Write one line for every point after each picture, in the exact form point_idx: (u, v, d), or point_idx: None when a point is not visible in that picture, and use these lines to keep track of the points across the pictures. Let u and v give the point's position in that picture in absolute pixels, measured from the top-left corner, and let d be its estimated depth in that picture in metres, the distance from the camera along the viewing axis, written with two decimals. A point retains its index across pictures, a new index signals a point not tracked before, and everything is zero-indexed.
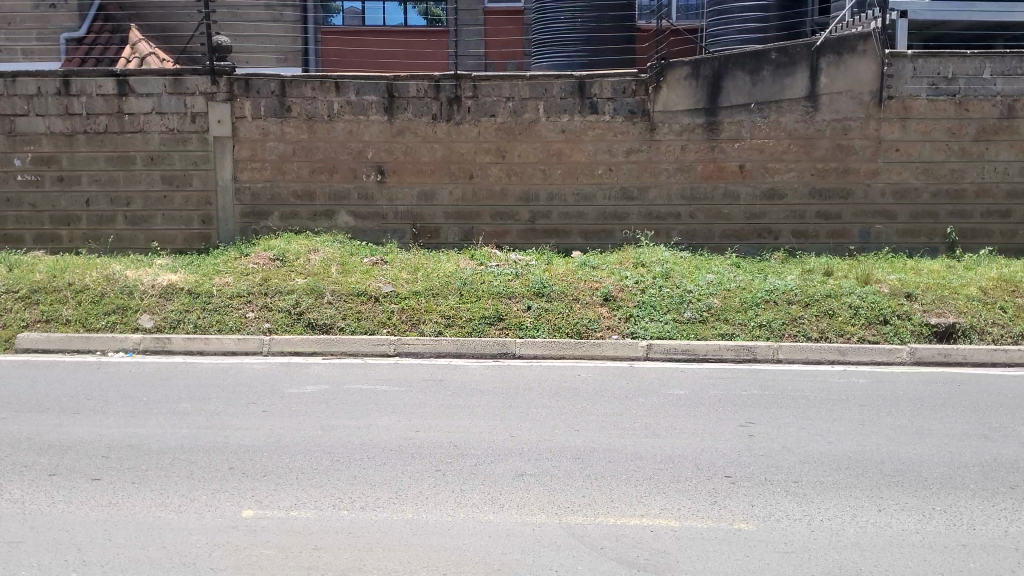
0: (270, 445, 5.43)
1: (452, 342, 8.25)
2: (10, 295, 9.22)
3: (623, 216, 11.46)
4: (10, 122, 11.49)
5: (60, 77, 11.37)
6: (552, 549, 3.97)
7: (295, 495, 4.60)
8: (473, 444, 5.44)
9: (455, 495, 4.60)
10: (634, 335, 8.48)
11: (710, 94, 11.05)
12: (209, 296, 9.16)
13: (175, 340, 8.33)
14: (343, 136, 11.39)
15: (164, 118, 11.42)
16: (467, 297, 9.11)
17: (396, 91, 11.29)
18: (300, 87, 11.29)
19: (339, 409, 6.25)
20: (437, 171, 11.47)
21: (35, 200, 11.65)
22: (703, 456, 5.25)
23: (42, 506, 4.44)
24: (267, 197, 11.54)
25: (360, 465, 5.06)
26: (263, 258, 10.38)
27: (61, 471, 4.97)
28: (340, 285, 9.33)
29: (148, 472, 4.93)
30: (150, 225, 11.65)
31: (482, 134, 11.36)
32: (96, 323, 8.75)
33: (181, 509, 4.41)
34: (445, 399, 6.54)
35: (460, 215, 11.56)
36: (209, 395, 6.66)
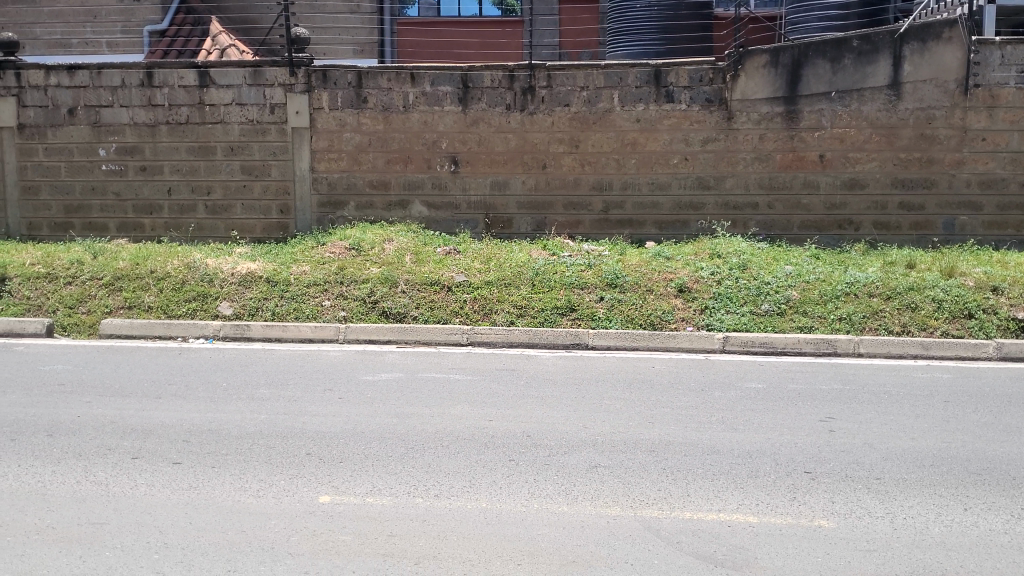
0: (345, 431, 5.50)
1: (525, 332, 8.24)
2: (95, 282, 9.46)
3: (699, 207, 11.32)
4: (95, 112, 11.77)
5: (143, 69, 11.62)
6: (627, 543, 3.93)
7: (371, 482, 4.63)
8: (546, 434, 5.42)
9: (527, 485, 4.59)
10: (710, 326, 8.39)
11: (789, 83, 10.84)
12: (286, 285, 9.29)
13: (254, 327, 8.45)
14: (417, 126, 11.45)
15: (244, 109, 11.59)
16: (539, 288, 9.08)
17: (471, 81, 11.29)
18: (376, 78, 11.38)
19: (413, 397, 6.29)
20: (511, 161, 11.46)
21: (119, 189, 11.94)
22: (782, 451, 5.16)
23: (126, 489, 4.54)
24: (343, 187, 11.67)
25: (434, 453, 5.08)
26: (339, 247, 10.47)
27: (143, 454, 5.08)
28: (414, 275, 9.37)
29: (226, 457, 5.02)
30: (230, 214, 11.85)
31: (557, 124, 11.32)
32: (177, 309, 8.94)
33: (260, 494, 4.48)
34: (519, 389, 6.54)
35: (533, 205, 11.55)
36: (287, 381, 6.76)
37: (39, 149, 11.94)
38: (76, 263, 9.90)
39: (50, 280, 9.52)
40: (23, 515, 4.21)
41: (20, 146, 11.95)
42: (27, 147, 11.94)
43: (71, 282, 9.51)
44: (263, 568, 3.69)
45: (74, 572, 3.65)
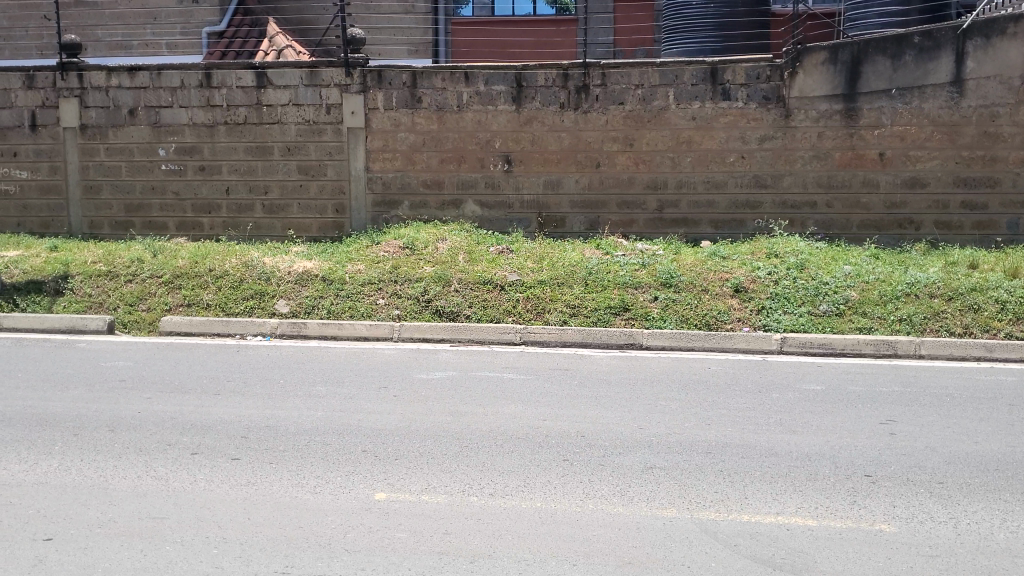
0: (399, 429, 5.52)
1: (578, 332, 8.21)
2: (155, 280, 9.62)
3: (756, 206, 11.20)
4: (155, 113, 11.97)
5: (202, 70, 11.79)
6: (683, 544, 3.90)
7: (426, 479, 4.65)
8: (599, 435, 5.40)
9: (582, 485, 4.57)
10: (766, 326, 8.29)
11: (848, 80, 10.68)
12: (342, 283, 9.37)
13: (310, 324, 8.53)
14: (471, 126, 11.48)
15: (300, 110, 11.70)
16: (593, 287, 9.05)
17: (525, 80, 11.28)
18: (430, 78, 11.42)
19: (467, 396, 6.29)
20: (565, 160, 11.43)
21: (178, 188, 12.12)
22: (841, 453, 5.08)
23: (186, 483, 4.61)
24: (397, 186, 11.74)
25: (488, 452, 5.08)
26: (393, 246, 10.53)
27: (202, 449, 5.14)
28: (467, 274, 9.39)
29: (283, 454, 5.06)
30: (287, 213, 11.98)
31: (611, 123, 11.26)
32: (236, 307, 9.06)
33: (317, 490, 4.52)
34: (572, 389, 6.51)
35: (587, 204, 11.51)
36: (342, 379, 6.82)
37: (101, 149, 12.16)
38: (137, 262, 10.07)
39: (112, 278, 9.70)
40: (86, 508, 4.29)
41: (82, 146, 12.18)
42: (89, 147, 12.17)
43: (131, 279, 9.68)
44: (320, 564, 3.71)
45: (135, 566, 3.70)
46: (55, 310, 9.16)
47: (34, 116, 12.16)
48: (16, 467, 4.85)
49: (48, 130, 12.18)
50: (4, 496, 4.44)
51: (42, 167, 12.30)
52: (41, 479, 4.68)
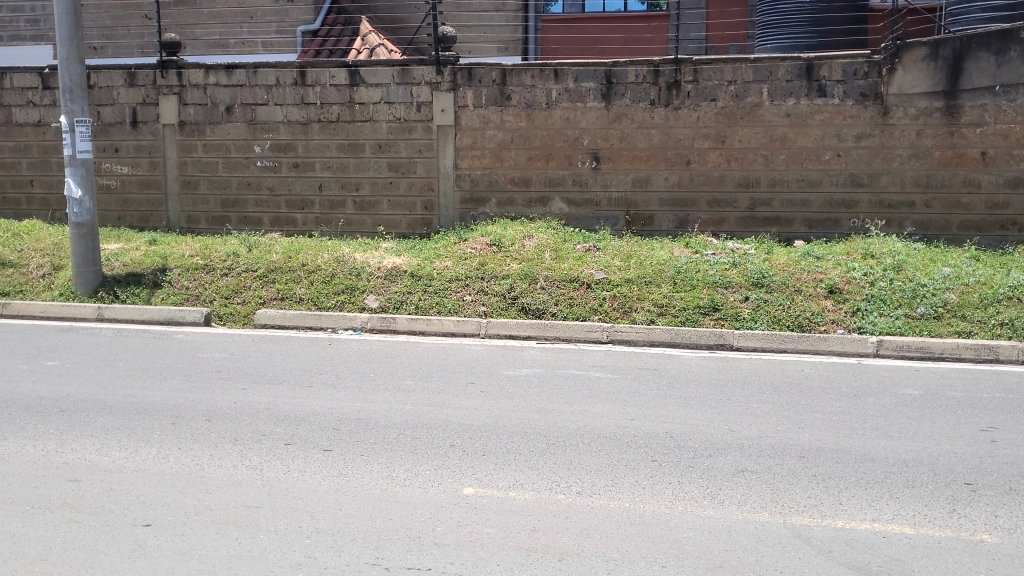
0: (486, 424, 5.55)
1: (666, 331, 8.14)
2: (249, 274, 9.84)
3: (851, 205, 10.97)
4: (251, 111, 12.23)
5: (297, 67, 11.99)
6: (777, 549, 3.83)
7: (514, 475, 4.66)
8: (689, 436, 5.35)
9: (671, 487, 4.52)
10: (861, 329, 8.11)
11: (950, 77, 10.35)
12: (429, 280, 9.44)
13: (399, 319, 8.62)
14: (561, 123, 11.46)
15: (392, 108, 11.82)
16: (681, 286, 8.96)
17: (615, 77, 11.22)
18: (520, 75, 11.43)
19: (554, 394, 6.28)
20: (654, 157, 11.34)
21: (273, 185, 12.38)
22: (940, 460, 4.94)
23: (279, 473, 4.70)
24: (485, 183, 11.79)
25: (575, 450, 5.06)
26: (481, 243, 10.58)
27: (295, 441, 5.24)
28: (554, 271, 9.39)
29: (374, 446, 5.13)
30: (377, 210, 12.14)
31: (702, 120, 11.13)
32: (327, 301, 9.20)
33: (406, 483, 4.56)
34: (661, 389, 6.46)
35: (676, 202, 11.40)
36: (431, 374, 6.87)
37: (199, 146, 12.47)
38: (232, 256, 10.31)
39: (208, 271, 9.95)
40: (183, 496, 4.41)
41: (180, 142, 12.50)
42: (187, 143, 12.49)
43: (227, 273, 9.91)
44: (410, 557, 3.75)
45: (231, 553, 3.78)
46: (154, 302, 9.43)
47: (135, 113, 12.52)
48: (117, 454, 5.01)
49: (149, 126, 12.53)
50: (105, 481, 4.59)
51: (142, 162, 12.67)
52: (140, 466, 4.82)
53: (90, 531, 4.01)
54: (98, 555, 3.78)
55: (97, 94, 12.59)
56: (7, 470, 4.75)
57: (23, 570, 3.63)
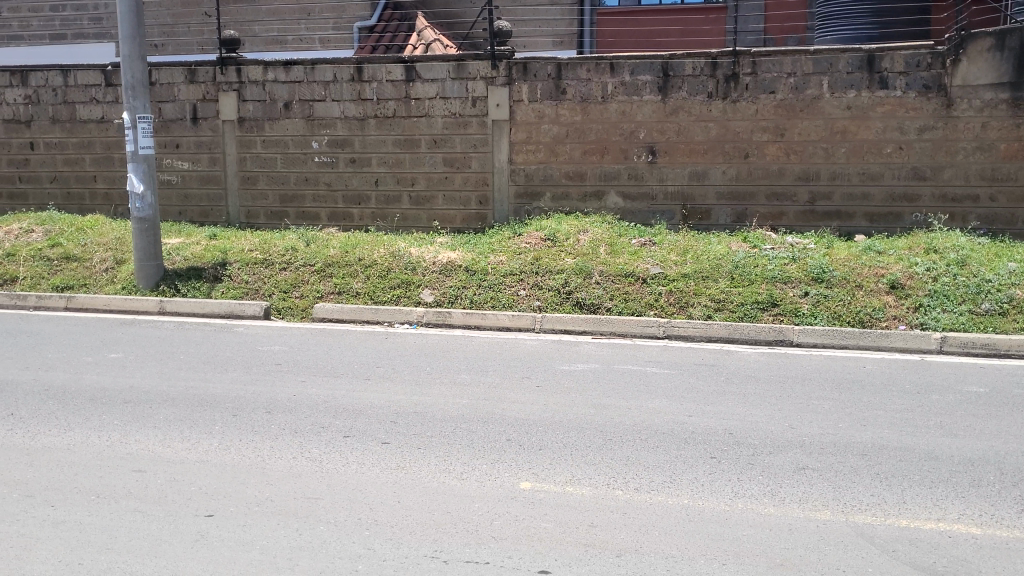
0: (542, 419, 5.55)
1: (724, 327, 8.06)
2: (307, 268, 9.94)
3: (914, 198, 10.78)
4: (309, 107, 12.34)
5: (354, 64, 12.08)
6: (838, 548, 3.78)
7: (571, 470, 4.65)
8: (749, 432, 5.29)
9: (731, 484, 4.48)
10: (923, 326, 7.96)
11: (1017, 67, 10.07)
12: (484, 275, 9.47)
13: (455, 314, 8.65)
14: (616, 117, 11.40)
15: (447, 103, 11.85)
16: (739, 281, 8.86)
17: (671, 70, 11.12)
18: (575, 69, 11.40)
19: (610, 388, 6.28)
20: (711, 151, 11.24)
21: (330, 180, 12.48)
22: (1008, 459, 4.84)
23: (338, 465, 4.74)
24: (540, 178, 11.79)
25: (633, 446, 5.03)
26: (535, 238, 10.57)
27: (353, 433, 5.28)
28: (608, 266, 9.35)
29: (431, 439, 5.16)
30: (432, 205, 12.19)
31: (761, 113, 11.00)
32: (383, 296, 9.28)
33: (464, 476, 4.58)
34: (720, 385, 6.41)
35: (734, 196, 11.29)
36: (488, 368, 6.89)
37: (258, 141, 12.61)
38: (291, 250, 10.43)
39: (267, 266, 10.07)
40: (244, 486, 4.47)
41: (240, 138, 12.66)
42: (247, 139, 12.65)
43: (286, 267, 10.02)
44: (468, 550, 3.75)
45: (291, 544, 3.83)
46: (214, 295, 9.56)
47: (195, 109, 12.70)
48: (180, 445, 5.10)
49: (209, 122, 12.71)
50: (168, 472, 4.67)
51: (203, 158, 12.86)
52: (202, 457, 4.90)
53: (154, 520, 4.08)
54: (163, 544, 3.84)
55: (159, 90, 12.80)
56: (74, 459, 4.85)
57: (91, 558, 3.71)
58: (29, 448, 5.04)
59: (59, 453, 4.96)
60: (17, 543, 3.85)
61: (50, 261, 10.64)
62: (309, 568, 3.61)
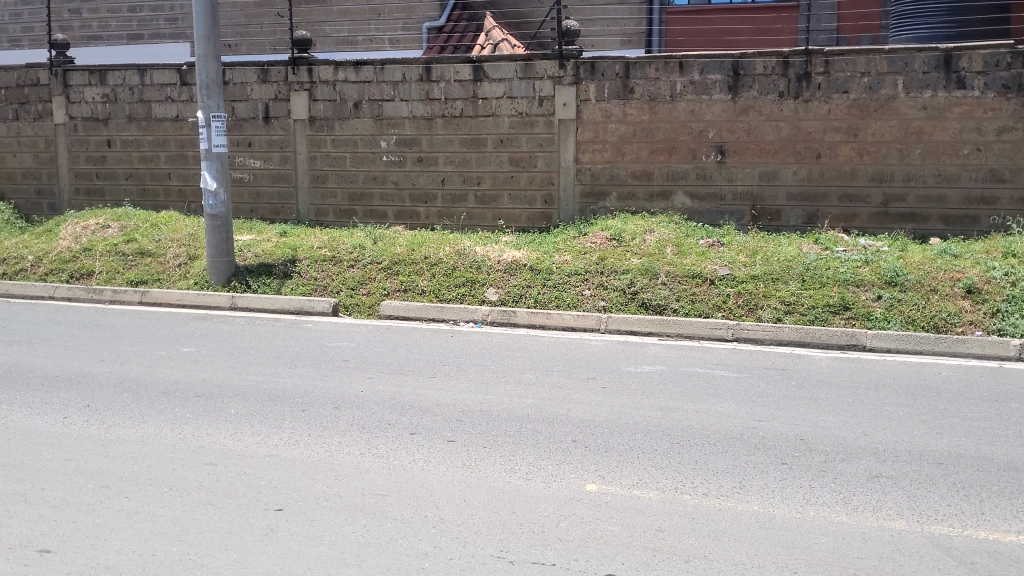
0: (606, 420, 5.52)
1: (795, 330, 7.93)
2: (374, 265, 10.02)
3: (992, 201, 10.51)
4: (378, 106, 12.45)
5: (422, 64, 12.16)
6: (914, 559, 3.70)
7: (637, 474, 4.61)
8: (821, 439, 5.20)
9: (802, 491, 4.41)
10: (1002, 332, 7.79)
11: None
12: (549, 273, 9.46)
13: (519, 313, 8.66)
14: (685, 116, 11.30)
15: (514, 102, 11.86)
16: (810, 284, 8.72)
17: (742, 69, 10.99)
18: (644, 68, 11.32)
19: (677, 391, 6.22)
20: (782, 151, 11.08)
21: (397, 179, 12.58)
22: None
23: (404, 462, 4.77)
24: (606, 177, 11.73)
25: (701, 450, 4.98)
26: (601, 237, 10.52)
27: (420, 430, 5.31)
28: (675, 267, 9.26)
29: (497, 438, 5.16)
30: (498, 204, 12.21)
31: (833, 113, 10.82)
32: (448, 294, 9.32)
33: (529, 477, 4.57)
34: (791, 390, 6.30)
35: (805, 197, 11.11)
36: (553, 368, 6.87)
37: (328, 140, 12.75)
38: (358, 248, 10.52)
39: (335, 263, 10.17)
40: (313, 481, 4.51)
41: (310, 137, 12.81)
42: (316, 138, 12.79)
43: (353, 264, 10.12)
44: (534, 551, 3.75)
45: (359, 540, 3.85)
46: (284, 292, 9.68)
47: (267, 109, 12.90)
48: (250, 439, 5.17)
49: (280, 121, 12.89)
50: (239, 465, 4.74)
51: (274, 156, 13.04)
52: (271, 451, 4.96)
53: (226, 513, 4.15)
54: (233, 537, 3.90)
55: (232, 90, 13.02)
56: (147, 452, 4.95)
57: (163, 550, 3.77)
58: (105, 439, 5.16)
59: (133, 445, 5.06)
60: (94, 533, 3.94)
61: (125, 256, 10.88)
62: (375, 565, 3.63)
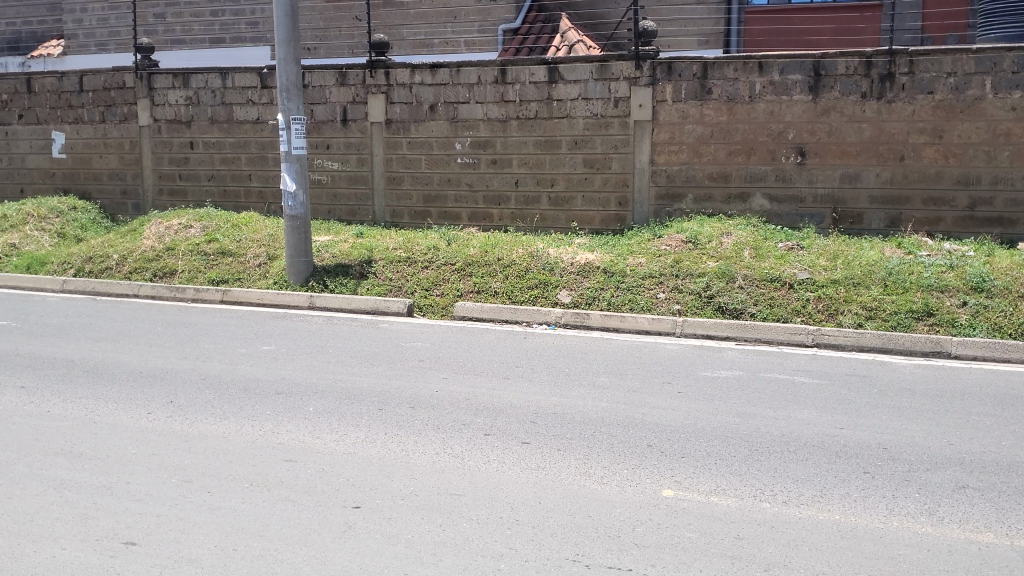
0: (682, 426, 5.47)
1: (877, 336, 7.77)
2: (448, 267, 10.08)
3: None
4: (454, 109, 12.52)
5: (498, 65, 12.20)
6: (1004, 573, 3.59)
7: (715, 480, 4.56)
8: (905, 448, 5.07)
9: (885, 501, 4.31)
10: None
11: None
12: (622, 276, 9.40)
13: (593, 315, 8.63)
14: (764, 117, 11.15)
15: (589, 104, 11.83)
16: (893, 289, 8.54)
17: (823, 69, 10.81)
18: (722, 68, 11.21)
19: (755, 397, 6.14)
20: (864, 153, 10.87)
21: (471, 181, 12.64)
22: None
23: (480, 463, 4.79)
24: (682, 179, 11.62)
25: (780, 458, 4.91)
26: (676, 240, 10.44)
27: (495, 431, 5.33)
28: (752, 270, 9.13)
29: (570, 441, 5.15)
30: (572, 206, 12.19)
31: (918, 114, 10.58)
32: (521, 296, 9.34)
33: (605, 481, 4.55)
34: (872, 397, 6.17)
35: (888, 200, 10.88)
36: (627, 371, 6.84)
37: (404, 143, 12.87)
38: (433, 249, 10.60)
39: (410, 264, 10.25)
40: (389, 480, 4.55)
41: (387, 140, 12.95)
42: (393, 141, 12.92)
43: (427, 265, 10.19)
44: (610, 555, 3.73)
45: (436, 539, 3.88)
46: (360, 292, 9.79)
47: (345, 111, 13.05)
48: (328, 436, 5.25)
49: (358, 124, 13.04)
50: (317, 463, 4.80)
51: (351, 159, 13.19)
52: (349, 449, 5.02)
53: (305, 509, 4.21)
54: (313, 533, 3.95)
55: (311, 93, 13.20)
56: (228, 447, 5.05)
57: (243, 544, 3.84)
58: (187, 435, 5.28)
59: (215, 440, 5.17)
60: (177, 526, 4.02)
61: (207, 256, 11.11)
62: (452, 565, 3.64)
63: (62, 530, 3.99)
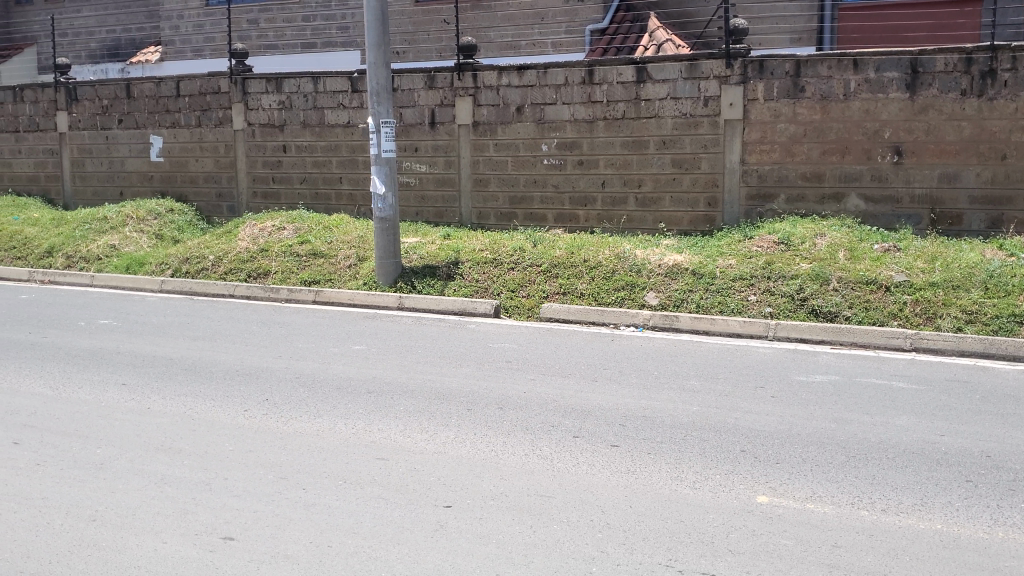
0: (775, 431, 5.38)
1: (978, 340, 7.53)
2: (534, 268, 10.10)
3: None
4: (540, 110, 12.56)
5: (586, 66, 12.20)
6: None
7: (811, 487, 4.47)
8: (1009, 456, 4.92)
9: (988, 511, 4.18)
10: None
11: None
12: (712, 278, 9.29)
13: (682, 318, 8.57)
14: (859, 115, 10.91)
15: (678, 103, 11.73)
16: (993, 292, 8.28)
17: (921, 66, 10.55)
18: (816, 66, 11.01)
19: (851, 402, 6.01)
20: (964, 152, 10.56)
21: (558, 182, 12.64)
22: None
23: (569, 465, 4.79)
24: (774, 179, 11.42)
25: (879, 465, 4.80)
26: (768, 241, 10.27)
27: (584, 434, 5.32)
28: (847, 272, 8.94)
29: (661, 445, 5.11)
30: (659, 206, 12.09)
31: (1020, 111, 10.27)
32: (608, 297, 9.31)
33: (697, 486, 4.50)
34: (974, 403, 5.98)
35: (989, 200, 10.54)
36: (718, 375, 6.77)
37: (490, 145, 12.93)
38: (520, 250, 10.63)
39: (497, 265, 10.31)
40: (479, 480, 4.58)
41: (474, 142, 13.02)
42: (480, 143, 12.99)
43: (514, 266, 10.23)
44: (704, 561, 3.69)
45: (527, 540, 3.89)
46: (448, 292, 9.87)
47: (433, 114, 13.18)
48: (420, 435, 5.31)
49: (446, 127, 13.15)
50: (408, 462, 4.86)
51: (439, 161, 13.30)
52: (439, 448, 5.07)
53: (398, 508, 4.26)
54: (404, 532, 3.99)
55: (400, 96, 13.35)
56: (322, 445, 5.14)
57: (338, 541, 3.91)
58: (282, 432, 5.39)
59: (310, 438, 5.27)
60: (274, 523, 4.11)
61: (300, 257, 11.33)
62: (544, 566, 3.65)
63: (164, 525, 4.11)
